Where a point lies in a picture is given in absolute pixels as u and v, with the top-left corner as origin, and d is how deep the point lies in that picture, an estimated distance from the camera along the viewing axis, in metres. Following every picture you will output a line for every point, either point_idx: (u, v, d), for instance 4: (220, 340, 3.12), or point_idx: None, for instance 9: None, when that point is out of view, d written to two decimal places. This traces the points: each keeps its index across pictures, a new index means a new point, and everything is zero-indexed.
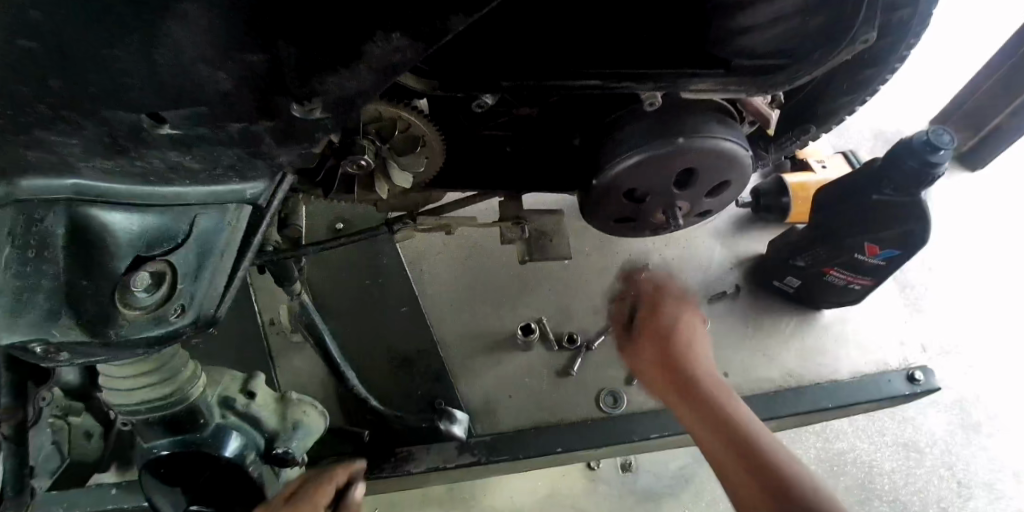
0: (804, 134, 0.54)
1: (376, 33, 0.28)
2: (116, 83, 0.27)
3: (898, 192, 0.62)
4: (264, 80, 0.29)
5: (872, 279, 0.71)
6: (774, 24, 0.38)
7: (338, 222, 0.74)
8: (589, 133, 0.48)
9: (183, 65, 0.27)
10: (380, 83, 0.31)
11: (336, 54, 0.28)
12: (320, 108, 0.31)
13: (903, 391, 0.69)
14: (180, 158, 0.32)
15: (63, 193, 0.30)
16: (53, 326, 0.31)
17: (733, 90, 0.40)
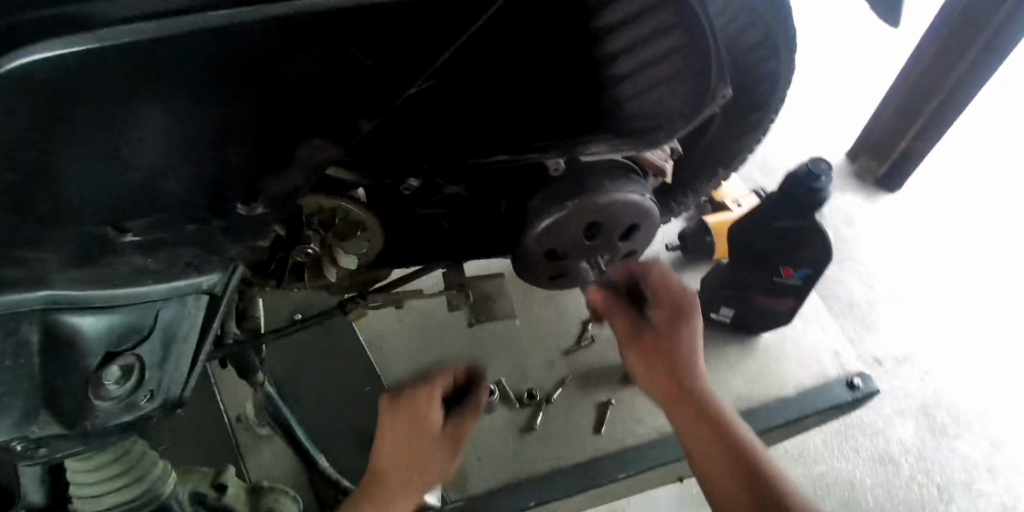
0: (715, 177, 0.68)
1: (303, 141, 0.35)
2: (77, 205, 0.32)
3: (797, 218, 0.69)
4: (235, 173, 0.35)
5: (794, 299, 0.77)
6: (649, 92, 0.48)
7: (296, 310, 0.79)
8: (513, 203, 0.54)
9: (136, 181, 0.32)
10: (312, 180, 0.37)
11: (271, 160, 0.35)
12: (262, 206, 0.37)
13: (846, 398, 0.80)
14: (143, 260, 0.37)
15: (35, 304, 0.35)
16: (32, 426, 0.37)
17: (623, 150, 0.50)
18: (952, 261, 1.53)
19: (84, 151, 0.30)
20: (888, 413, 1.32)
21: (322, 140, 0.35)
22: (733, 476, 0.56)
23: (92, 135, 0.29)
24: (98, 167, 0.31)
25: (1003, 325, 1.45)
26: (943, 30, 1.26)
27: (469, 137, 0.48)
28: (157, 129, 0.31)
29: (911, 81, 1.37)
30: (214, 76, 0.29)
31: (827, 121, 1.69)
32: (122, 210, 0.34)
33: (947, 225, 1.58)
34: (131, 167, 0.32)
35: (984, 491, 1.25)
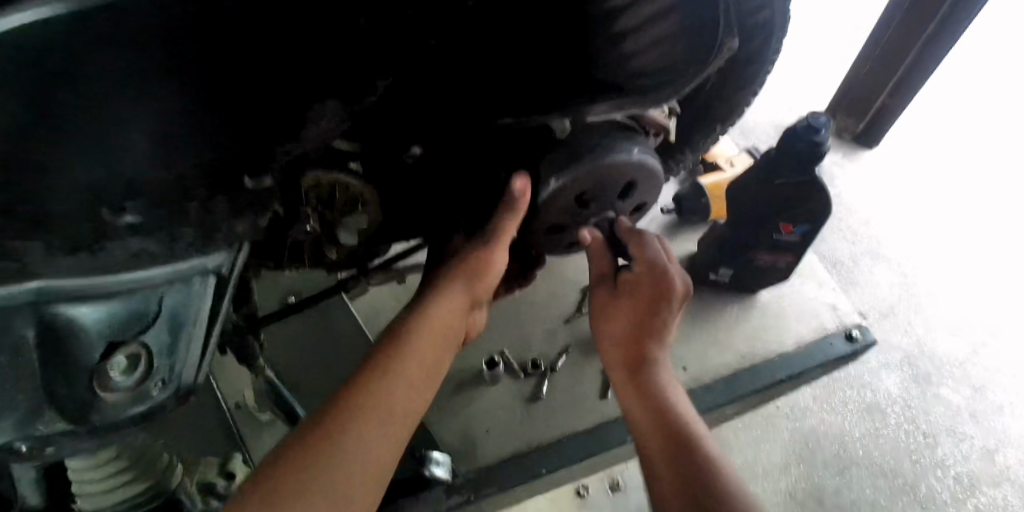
0: (712, 134, 0.67)
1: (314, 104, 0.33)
2: (66, 182, 0.30)
3: (796, 173, 0.68)
4: (241, 141, 0.33)
5: (793, 255, 0.77)
6: (651, 49, 0.47)
7: (289, 293, 0.76)
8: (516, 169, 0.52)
9: (126, 154, 0.30)
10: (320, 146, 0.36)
11: (279, 126, 0.33)
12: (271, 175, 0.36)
13: (845, 350, 0.81)
14: (140, 244, 0.35)
15: (27, 298, 0.32)
16: (37, 424, 0.35)
17: (630, 106, 0.48)
18: (932, 214, 1.57)
19: (64, 122, 0.28)
20: (873, 366, 1.37)
21: (332, 98, 0.33)
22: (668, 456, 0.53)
23: (80, 102, 0.27)
24: (92, 143, 0.29)
25: (981, 274, 1.50)
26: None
27: (472, 102, 0.46)
28: (141, 103, 0.29)
29: (889, 37, 1.38)
30: (208, 35, 0.28)
31: (806, 80, 1.70)
32: (113, 186, 0.32)
33: (927, 179, 1.61)
34: (124, 139, 0.30)
35: (969, 434, 1.30)
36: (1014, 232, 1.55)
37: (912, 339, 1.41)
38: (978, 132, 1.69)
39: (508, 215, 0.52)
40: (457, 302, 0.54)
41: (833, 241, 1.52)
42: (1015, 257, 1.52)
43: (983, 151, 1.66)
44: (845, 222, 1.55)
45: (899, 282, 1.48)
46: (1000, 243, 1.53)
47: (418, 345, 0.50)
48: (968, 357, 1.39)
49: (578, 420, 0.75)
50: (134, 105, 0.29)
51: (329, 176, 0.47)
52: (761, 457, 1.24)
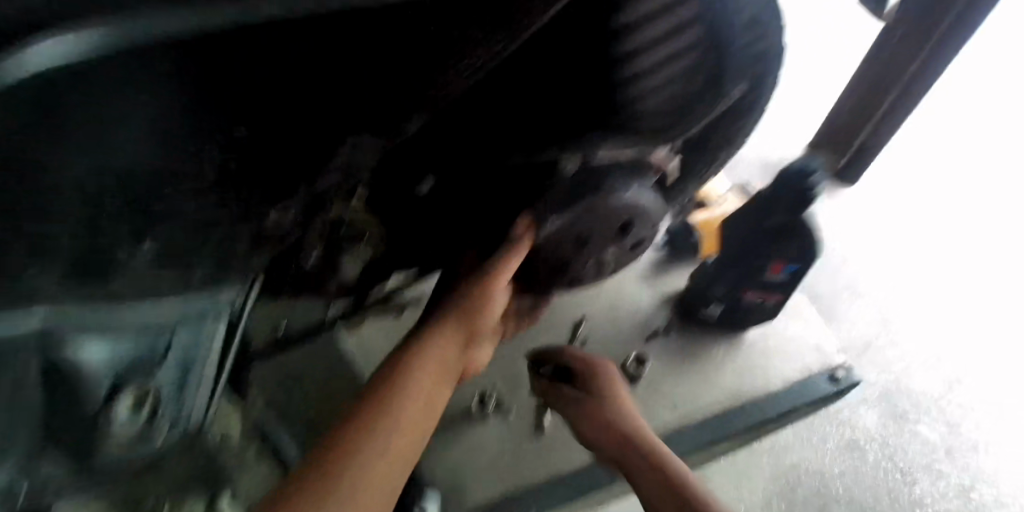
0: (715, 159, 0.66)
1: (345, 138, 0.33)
2: (80, 212, 0.29)
3: (787, 214, 0.70)
4: (257, 156, 0.32)
5: (781, 294, 0.79)
6: (662, 90, 0.46)
7: (280, 323, 0.75)
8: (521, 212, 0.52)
9: (143, 183, 0.30)
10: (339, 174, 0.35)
11: (300, 149, 0.33)
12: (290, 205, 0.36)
13: (828, 390, 0.84)
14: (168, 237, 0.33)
15: (32, 344, 0.34)
16: (43, 450, 0.38)
17: (635, 146, 0.49)
18: (906, 253, 1.62)
19: (83, 107, 0.25)
20: (852, 402, 1.39)
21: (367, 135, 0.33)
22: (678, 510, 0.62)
23: (101, 89, 0.24)
24: (113, 174, 0.28)
25: (954, 313, 1.54)
26: (894, 35, 1.30)
27: (485, 142, 0.48)
28: (150, 110, 0.26)
29: (868, 82, 1.42)
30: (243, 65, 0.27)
31: (788, 120, 1.75)
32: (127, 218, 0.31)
33: (901, 220, 1.67)
34: (143, 170, 0.29)
35: (945, 471, 1.33)
36: (968, 266, 1.61)
37: (889, 376, 1.44)
38: (949, 176, 1.76)
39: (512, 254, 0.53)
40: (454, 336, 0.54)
41: (812, 276, 1.56)
42: (986, 298, 1.57)
43: (954, 195, 1.73)
44: (825, 260, 1.59)
45: (877, 320, 1.51)
46: (972, 284, 1.59)
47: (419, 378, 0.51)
48: (943, 395, 1.43)
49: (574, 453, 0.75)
50: (152, 101, 0.26)
51: (340, 209, 0.48)
52: (743, 491, 1.25)
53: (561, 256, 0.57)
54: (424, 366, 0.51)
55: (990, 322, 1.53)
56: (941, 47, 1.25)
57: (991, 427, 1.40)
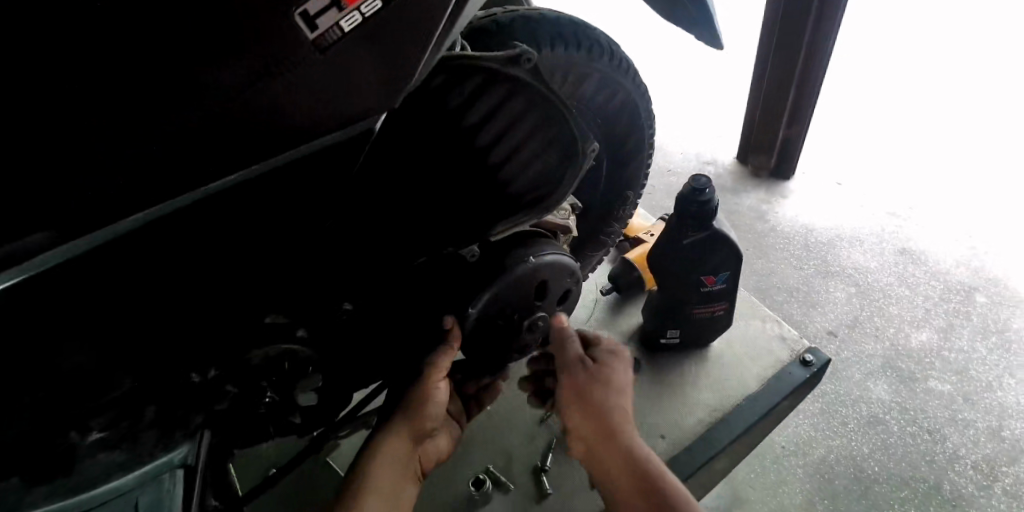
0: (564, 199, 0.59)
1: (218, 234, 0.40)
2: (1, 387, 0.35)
3: (698, 230, 0.76)
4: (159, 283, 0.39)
5: (726, 302, 0.84)
6: (529, 166, 0.55)
7: (270, 466, 0.78)
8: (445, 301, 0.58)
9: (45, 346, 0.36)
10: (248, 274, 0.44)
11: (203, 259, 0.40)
12: (211, 311, 0.43)
13: (805, 374, 0.86)
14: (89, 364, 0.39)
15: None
16: None
17: (522, 218, 0.57)
18: (856, 222, 1.68)
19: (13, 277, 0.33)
20: (859, 379, 1.39)
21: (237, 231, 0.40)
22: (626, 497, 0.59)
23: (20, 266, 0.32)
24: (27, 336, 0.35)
25: (924, 264, 1.58)
26: (777, 27, 1.48)
27: (394, 247, 0.52)
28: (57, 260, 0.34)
29: (770, 75, 1.58)
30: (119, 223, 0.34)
31: (708, 140, 1.88)
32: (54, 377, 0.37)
33: (844, 192, 1.74)
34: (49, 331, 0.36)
35: (971, 420, 1.32)
36: (925, 216, 1.67)
37: (886, 341, 1.45)
38: (876, 135, 1.84)
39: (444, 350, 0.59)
40: (405, 434, 0.60)
41: (785, 268, 1.61)
42: (946, 241, 1.62)
43: (885, 150, 1.81)
44: (788, 250, 1.64)
45: (855, 292, 1.54)
46: (927, 233, 1.64)
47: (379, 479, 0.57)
48: (941, 345, 1.44)
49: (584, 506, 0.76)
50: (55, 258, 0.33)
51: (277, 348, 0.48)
52: (787, 504, 1.22)
53: (498, 331, 0.62)
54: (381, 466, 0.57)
55: (959, 262, 1.57)
56: (822, 21, 1.41)
57: (998, 362, 1.40)
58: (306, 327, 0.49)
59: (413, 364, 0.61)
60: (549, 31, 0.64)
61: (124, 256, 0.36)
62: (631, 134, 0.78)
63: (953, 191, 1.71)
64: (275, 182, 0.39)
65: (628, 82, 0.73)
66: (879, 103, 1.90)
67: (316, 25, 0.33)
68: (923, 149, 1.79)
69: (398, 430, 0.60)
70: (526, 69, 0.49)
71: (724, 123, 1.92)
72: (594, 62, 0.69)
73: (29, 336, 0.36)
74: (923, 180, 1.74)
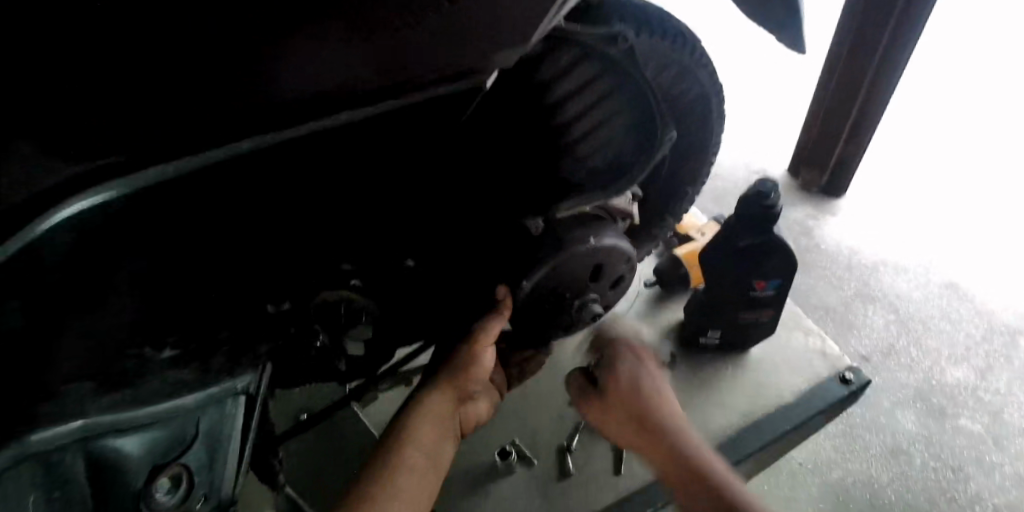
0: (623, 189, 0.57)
1: (302, 175, 0.40)
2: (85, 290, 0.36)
3: (757, 233, 0.74)
4: (240, 212, 0.40)
5: (772, 309, 0.82)
6: (601, 150, 0.55)
7: (301, 411, 0.79)
8: (502, 268, 0.57)
9: (133, 256, 0.37)
10: (322, 217, 0.44)
11: (286, 197, 0.41)
12: (282, 244, 0.44)
13: (843, 392, 0.85)
14: (160, 279, 0.39)
15: (69, 435, 0.37)
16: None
17: (593, 197, 0.56)
18: (904, 249, 1.62)
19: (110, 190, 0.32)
20: (887, 407, 1.36)
21: (319, 172, 0.40)
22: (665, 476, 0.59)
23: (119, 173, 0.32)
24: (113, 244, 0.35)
25: (969, 300, 1.53)
26: (848, 40, 1.42)
27: (462, 210, 0.52)
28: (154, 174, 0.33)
29: (834, 88, 1.52)
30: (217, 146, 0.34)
31: (762, 148, 1.83)
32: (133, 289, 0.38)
33: (896, 216, 1.68)
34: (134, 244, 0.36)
35: (999, 463, 1.28)
36: (980, 251, 1.61)
37: (919, 374, 1.41)
38: (937, 163, 1.77)
39: (495, 316, 0.59)
40: (447, 394, 0.61)
41: (824, 286, 1.57)
42: (997, 281, 1.56)
43: (944, 179, 1.74)
44: (830, 269, 1.60)
45: (893, 320, 1.50)
46: (977, 270, 1.58)
47: (418, 431, 0.58)
48: (977, 384, 1.40)
49: (603, 492, 0.76)
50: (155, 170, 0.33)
51: (337, 293, 0.50)
52: None
53: (548, 304, 0.62)
54: (421, 420, 0.58)
55: (1008, 304, 1.52)
56: (898, 38, 1.35)
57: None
58: (362, 273, 0.50)
59: (465, 327, 0.62)
60: (644, 19, 0.59)
61: (214, 181, 0.36)
62: (700, 134, 0.74)
63: (1012, 230, 1.64)
64: (369, 128, 0.39)
65: (709, 82, 0.69)
66: (945, 129, 1.83)
67: None
68: (985, 184, 1.73)
69: (441, 388, 0.61)
70: (621, 49, 0.49)
71: (780, 130, 1.86)
72: (681, 58, 0.65)
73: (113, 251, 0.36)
74: (981, 215, 1.67)
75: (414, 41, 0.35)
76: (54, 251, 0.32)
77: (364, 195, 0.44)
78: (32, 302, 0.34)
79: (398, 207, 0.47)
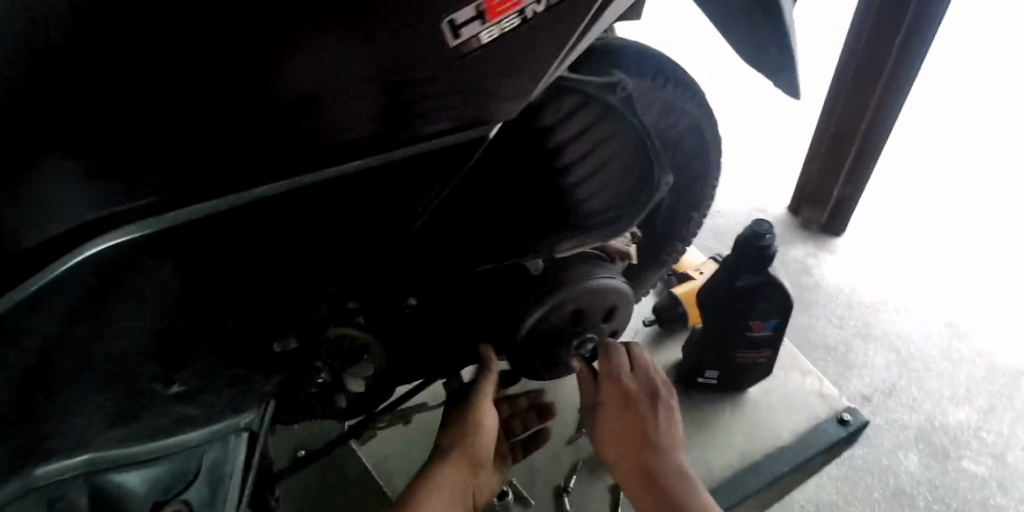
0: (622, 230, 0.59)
1: (312, 217, 0.41)
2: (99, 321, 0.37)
3: (754, 274, 0.76)
4: (251, 252, 0.41)
5: (770, 349, 0.83)
6: (601, 192, 0.57)
7: (299, 447, 0.79)
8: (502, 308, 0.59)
9: (146, 290, 0.38)
10: (330, 257, 0.45)
11: (295, 238, 0.42)
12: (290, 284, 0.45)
13: (842, 433, 0.84)
14: (169, 313, 0.40)
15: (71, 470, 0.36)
16: None
17: (591, 239, 0.58)
18: (903, 289, 1.63)
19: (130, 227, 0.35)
20: (889, 448, 1.35)
21: (328, 215, 0.42)
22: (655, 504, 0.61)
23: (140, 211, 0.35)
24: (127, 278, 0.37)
25: (970, 341, 1.53)
26: (845, 84, 1.47)
27: (464, 251, 0.53)
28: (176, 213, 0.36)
29: (830, 131, 1.56)
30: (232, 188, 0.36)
31: (760, 187, 1.86)
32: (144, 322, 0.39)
33: (895, 256, 1.69)
34: (146, 280, 0.38)
35: (1004, 507, 1.26)
36: (979, 292, 1.62)
37: (921, 415, 1.40)
38: (934, 203, 1.80)
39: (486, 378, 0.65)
40: (458, 462, 0.64)
41: (823, 325, 1.57)
42: (996, 321, 1.56)
43: (941, 220, 1.76)
44: (830, 307, 1.61)
45: (894, 359, 1.50)
46: (976, 310, 1.58)
47: (433, 498, 0.60)
48: (980, 425, 1.39)
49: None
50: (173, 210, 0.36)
51: (341, 331, 0.52)
52: None
53: (547, 345, 0.63)
54: (433, 487, 0.61)
55: (1008, 345, 1.52)
56: (890, 85, 1.40)
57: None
58: (368, 312, 0.52)
59: (463, 393, 0.68)
60: (646, 66, 0.62)
61: (228, 223, 0.38)
62: (698, 177, 0.76)
63: (1010, 271, 1.65)
64: (378, 174, 0.41)
65: (711, 128, 0.71)
66: (941, 171, 1.86)
67: (459, 33, 0.35)
68: (981, 225, 1.75)
69: (452, 459, 0.64)
70: (618, 97, 0.52)
71: (778, 171, 1.90)
72: (681, 106, 0.67)
73: (125, 285, 0.37)
74: (979, 256, 1.69)
75: (415, 40, 0.34)
76: (74, 275, 0.35)
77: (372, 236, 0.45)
78: (47, 324, 0.36)
79: (401, 245, 0.48)
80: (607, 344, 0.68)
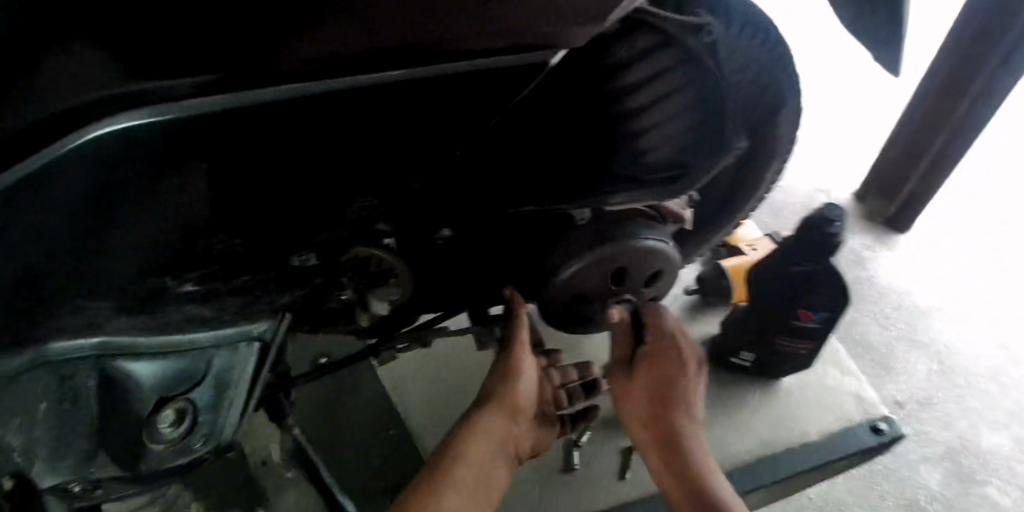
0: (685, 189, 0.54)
1: (341, 125, 0.37)
2: (116, 201, 0.35)
3: (812, 261, 0.70)
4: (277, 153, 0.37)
5: (812, 342, 0.78)
6: (663, 145, 0.53)
7: (320, 354, 0.80)
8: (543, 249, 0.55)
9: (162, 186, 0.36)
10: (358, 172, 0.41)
11: (326, 144, 0.38)
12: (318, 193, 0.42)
13: (873, 442, 0.80)
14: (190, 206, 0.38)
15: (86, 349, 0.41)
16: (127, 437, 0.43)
17: (647, 196, 0.53)
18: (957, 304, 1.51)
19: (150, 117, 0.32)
20: (913, 458, 1.28)
21: (362, 126, 0.38)
22: (678, 486, 0.57)
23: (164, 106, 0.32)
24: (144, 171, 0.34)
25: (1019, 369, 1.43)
26: (944, 73, 1.33)
27: (507, 190, 0.49)
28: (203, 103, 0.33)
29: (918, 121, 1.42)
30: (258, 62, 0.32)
31: (830, 168, 1.73)
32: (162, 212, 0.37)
33: (958, 268, 1.57)
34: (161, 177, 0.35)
35: None
36: None
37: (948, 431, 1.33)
38: (1010, 221, 1.66)
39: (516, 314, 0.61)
40: (498, 417, 0.62)
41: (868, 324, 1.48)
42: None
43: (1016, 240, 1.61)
44: (878, 306, 1.51)
45: (936, 370, 1.42)
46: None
47: (468, 456, 0.59)
48: (1013, 454, 1.31)
49: (605, 494, 0.75)
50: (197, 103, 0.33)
51: (367, 252, 0.48)
52: None
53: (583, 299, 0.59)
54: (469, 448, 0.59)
55: None
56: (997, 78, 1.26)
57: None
58: (398, 235, 0.49)
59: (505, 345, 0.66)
60: (741, 19, 0.55)
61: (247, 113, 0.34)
62: (774, 151, 0.69)
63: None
64: (420, 87, 0.37)
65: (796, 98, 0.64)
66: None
67: None
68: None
69: (490, 414, 0.62)
70: (702, 42, 0.49)
71: (852, 154, 1.75)
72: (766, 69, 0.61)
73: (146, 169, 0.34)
74: None
75: None
76: (93, 157, 0.32)
77: (408, 161, 0.42)
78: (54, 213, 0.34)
79: (440, 169, 0.44)
80: (659, 308, 0.64)
